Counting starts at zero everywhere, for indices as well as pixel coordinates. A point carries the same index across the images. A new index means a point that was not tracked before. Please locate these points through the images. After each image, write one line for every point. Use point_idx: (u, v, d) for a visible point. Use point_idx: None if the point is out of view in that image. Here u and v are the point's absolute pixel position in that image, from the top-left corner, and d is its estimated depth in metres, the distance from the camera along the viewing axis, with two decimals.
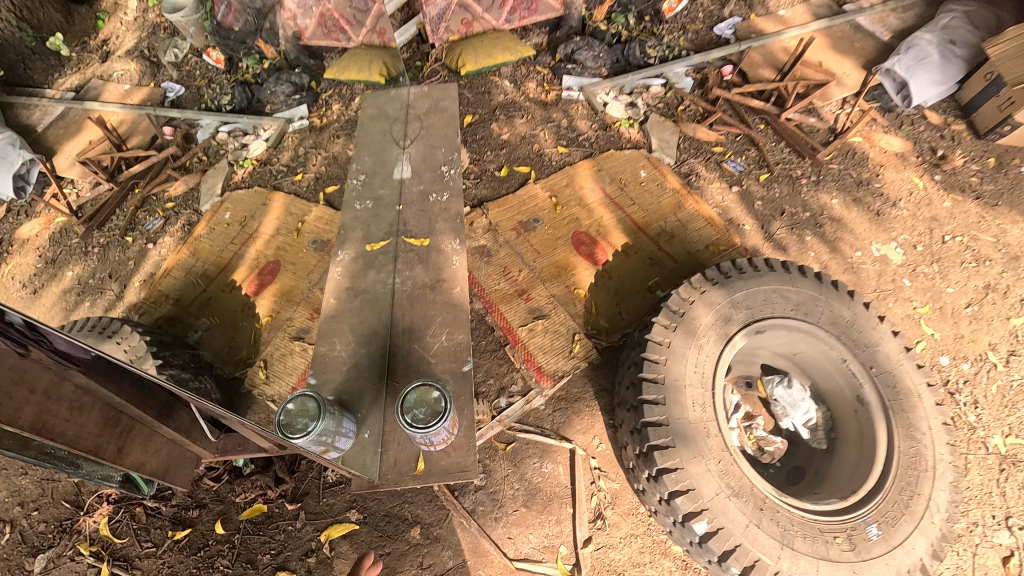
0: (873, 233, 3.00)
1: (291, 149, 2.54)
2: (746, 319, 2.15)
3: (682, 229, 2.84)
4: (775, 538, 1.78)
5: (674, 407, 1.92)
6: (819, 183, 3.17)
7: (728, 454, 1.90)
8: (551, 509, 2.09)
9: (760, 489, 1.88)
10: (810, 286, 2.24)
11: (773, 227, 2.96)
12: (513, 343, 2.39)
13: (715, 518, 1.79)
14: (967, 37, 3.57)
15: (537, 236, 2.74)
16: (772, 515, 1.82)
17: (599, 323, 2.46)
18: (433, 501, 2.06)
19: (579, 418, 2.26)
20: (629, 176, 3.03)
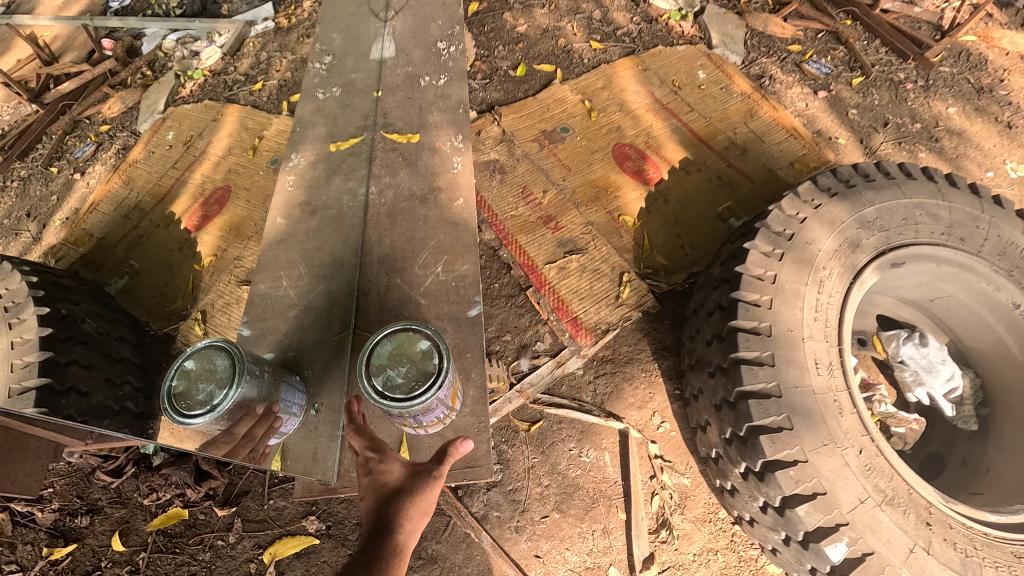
0: (1005, 151, 2.29)
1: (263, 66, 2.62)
2: (879, 246, 1.48)
3: (757, 142, 2.15)
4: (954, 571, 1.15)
5: (789, 370, 1.27)
6: (929, 88, 2.45)
7: (870, 440, 1.26)
8: (595, 514, 1.47)
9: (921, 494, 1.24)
10: (967, 200, 1.55)
11: (875, 141, 2.25)
12: (538, 286, 1.74)
13: (859, 540, 1.15)
14: None
15: (566, 149, 2.06)
16: (945, 534, 1.18)
17: (654, 260, 1.81)
18: (428, 504, 1.46)
19: (631, 387, 1.61)
20: (684, 76, 2.32)
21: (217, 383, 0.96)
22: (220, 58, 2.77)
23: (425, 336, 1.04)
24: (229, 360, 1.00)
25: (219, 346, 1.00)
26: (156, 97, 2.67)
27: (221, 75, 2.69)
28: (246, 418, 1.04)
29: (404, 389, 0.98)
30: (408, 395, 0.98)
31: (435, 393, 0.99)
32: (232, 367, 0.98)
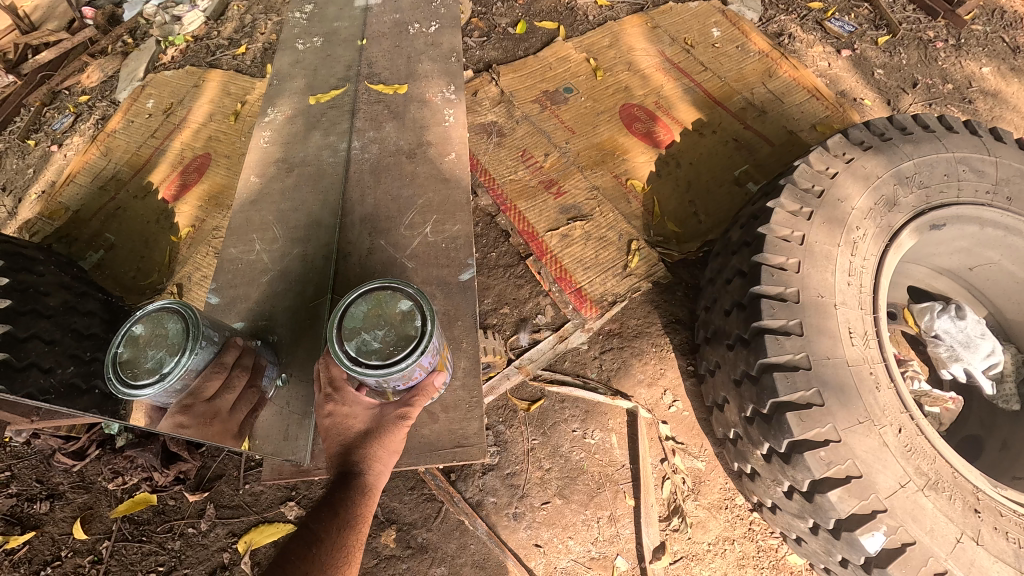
0: None
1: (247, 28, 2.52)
2: (917, 205, 1.33)
3: (777, 102, 1.99)
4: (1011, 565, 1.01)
5: (819, 340, 1.13)
6: (961, 47, 2.27)
7: (911, 418, 1.12)
8: (601, 501, 1.34)
9: (970, 479, 1.09)
10: (1015, 156, 1.39)
11: (905, 102, 2.08)
12: (539, 256, 1.60)
13: (901, 530, 1.01)
14: None
15: (569, 110, 1.90)
16: (996, 522, 1.05)
17: (665, 228, 1.66)
18: (419, 489, 1.34)
19: (640, 364, 1.48)
20: (698, 34, 2.16)
21: (167, 350, 0.81)
22: (203, 23, 2.61)
23: (406, 296, 0.90)
24: (183, 325, 0.85)
25: (173, 308, 0.85)
26: (137, 64, 2.54)
27: (204, 40, 2.54)
28: (219, 382, 0.93)
29: (382, 355, 0.84)
30: (385, 361, 0.83)
31: (416, 358, 0.85)
32: (186, 334, 0.84)
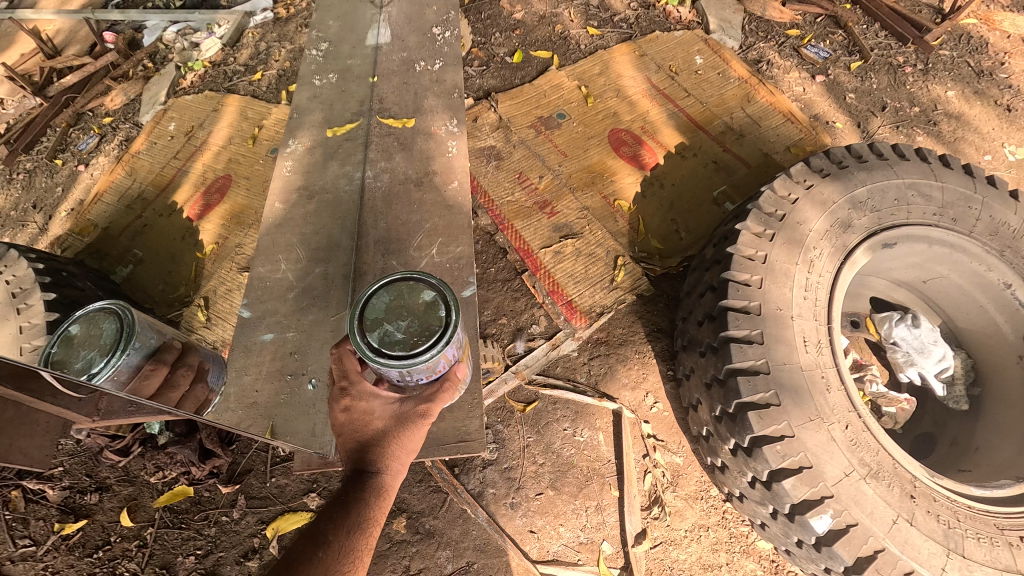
0: (1005, 134, 2.27)
1: (264, 54, 2.67)
2: (870, 227, 1.49)
3: (753, 125, 2.15)
4: (939, 542, 1.17)
5: (777, 348, 1.29)
6: (928, 71, 2.44)
7: (858, 416, 1.27)
8: (589, 493, 1.50)
9: (909, 469, 1.25)
10: (959, 182, 1.55)
11: (874, 124, 2.24)
12: (534, 271, 1.76)
13: (845, 512, 1.17)
14: None
15: (562, 135, 2.07)
16: (930, 505, 1.21)
17: (649, 244, 1.82)
18: (425, 482, 1.50)
19: (624, 369, 1.64)
20: (682, 62, 2.32)
21: (97, 349, 0.85)
22: (220, 49, 2.79)
23: (429, 287, 0.92)
24: (117, 326, 0.90)
25: (110, 310, 0.91)
26: (158, 88, 2.71)
27: (221, 66, 2.71)
28: (158, 372, 0.96)
29: (406, 343, 0.86)
30: (411, 352, 0.86)
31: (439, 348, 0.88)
32: (118, 333, 0.87)
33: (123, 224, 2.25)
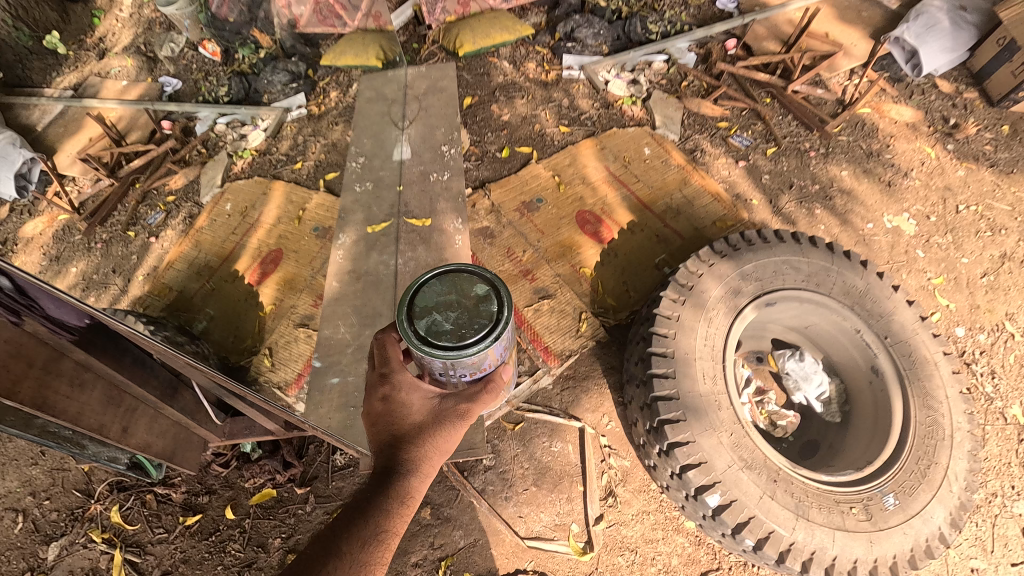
0: (885, 205, 2.93)
1: (302, 146, 3.32)
2: (756, 291, 2.11)
3: (688, 205, 2.79)
4: (790, 510, 1.75)
5: (685, 380, 1.89)
6: (828, 155, 3.11)
7: (740, 426, 1.87)
8: (562, 488, 2.07)
9: (775, 461, 1.84)
10: (821, 257, 2.18)
11: (782, 200, 2.90)
12: (519, 324, 2.36)
13: (728, 491, 1.76)
14: (980, 2, 3.56)
15: (540, 216, 2.70)
16: (787, 485, 1.80)
17: (606, 301, 2.43)
18: (442, 482, 2.06)
19: (587, 397, 2.23)
20: (634, 153, 2.97)
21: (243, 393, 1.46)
22: (263, 139, 3.43)
23: (481, 296, 1.29)
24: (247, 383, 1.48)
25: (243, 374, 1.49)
26: (213, 173, 3.26)
27: (266, 155, 3.36)
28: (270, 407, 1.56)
29: (454, 335, 1.23)
30: (460, 344, 1.23)
31: (486, 343, 1.24)
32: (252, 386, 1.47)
33: (194, 287, 2.75)
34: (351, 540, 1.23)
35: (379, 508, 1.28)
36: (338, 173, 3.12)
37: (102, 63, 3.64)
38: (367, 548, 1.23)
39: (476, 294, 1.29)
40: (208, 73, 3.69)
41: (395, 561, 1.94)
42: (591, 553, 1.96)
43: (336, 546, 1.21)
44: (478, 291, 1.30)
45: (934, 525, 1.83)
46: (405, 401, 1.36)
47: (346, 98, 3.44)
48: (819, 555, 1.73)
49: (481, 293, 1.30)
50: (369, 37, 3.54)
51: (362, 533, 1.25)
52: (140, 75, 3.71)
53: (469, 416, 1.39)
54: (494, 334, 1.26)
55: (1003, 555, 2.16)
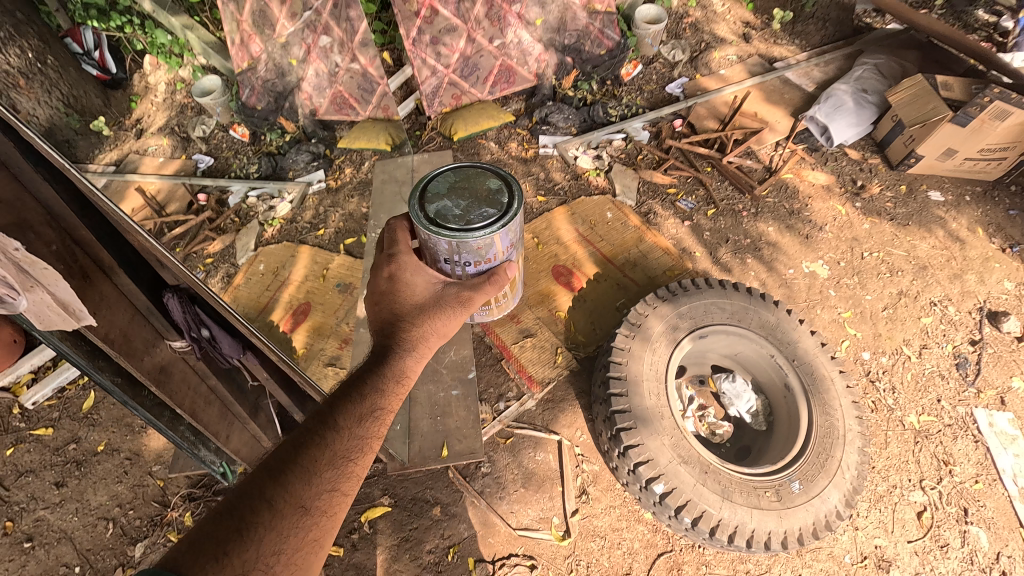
0: (803, 254, 3.62)
1: (322, 215, 3.92)
2: (691, 326, 2.72)
3: (643, 258, 3.43)
4: (718, 493, 2.30)
5: (635, 396, 2.47)
6: (757, 214, 3.80)
7: (679, 431, 2.44)
8: (545, 488, 2.59)
9: (705, 457, 2.41)
10: (741, 298, 2.81)
11: (720, 252, 3.56)
12: (508, 358, 2.94)
13: (670, 480, 2.31)
14: (878, 86, 4.35)
15: (523, 270, 3.32)
16: (715, 475, 2.35)
17: (577, 338, 3.02)
18: (449, 486, 2.57)
19: (564, 415, 2.78)
20: (598, 217, 3.64)
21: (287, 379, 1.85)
22: (290, 209, 3.95)
23: (493, 186, 1.71)
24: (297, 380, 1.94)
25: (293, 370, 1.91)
26: (247, 239, 3.81)
27: (292, 223, 3.89)
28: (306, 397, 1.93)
29: (460, 218, 1.61)
30: (464, 226, 1.60)
31: (485, 229, 1.61)
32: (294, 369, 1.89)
33: None
34: (349, 413, 1.43)
35: (376, 388, 1.52)
36: (357, 238, 3.73)
37: (142, 143, 4.41)
38: (365, 422, 1.44)
39: (481, 192, 1.68)
40: (239, 152, 4.34)
41: (413, 549, 2.42)
42: (569, 539, 2.46)
43: (334, 415, 1.41)
44: (484, 192, 1.69)
45: (831, 504, 2.37)
46: (412, 281, 1.76)
47: (360, 173, 4.11)
48: (741, 528, 2.26)
49: (486, 191, 1.69)
50: (380, 125, 4.33)
51: (360, 408, 1.46)
52: (177, 154, 4.36)
53: (469, 303, 1.78)
54: (491, 224, 1.62)
55: (902, 534, 2.68)
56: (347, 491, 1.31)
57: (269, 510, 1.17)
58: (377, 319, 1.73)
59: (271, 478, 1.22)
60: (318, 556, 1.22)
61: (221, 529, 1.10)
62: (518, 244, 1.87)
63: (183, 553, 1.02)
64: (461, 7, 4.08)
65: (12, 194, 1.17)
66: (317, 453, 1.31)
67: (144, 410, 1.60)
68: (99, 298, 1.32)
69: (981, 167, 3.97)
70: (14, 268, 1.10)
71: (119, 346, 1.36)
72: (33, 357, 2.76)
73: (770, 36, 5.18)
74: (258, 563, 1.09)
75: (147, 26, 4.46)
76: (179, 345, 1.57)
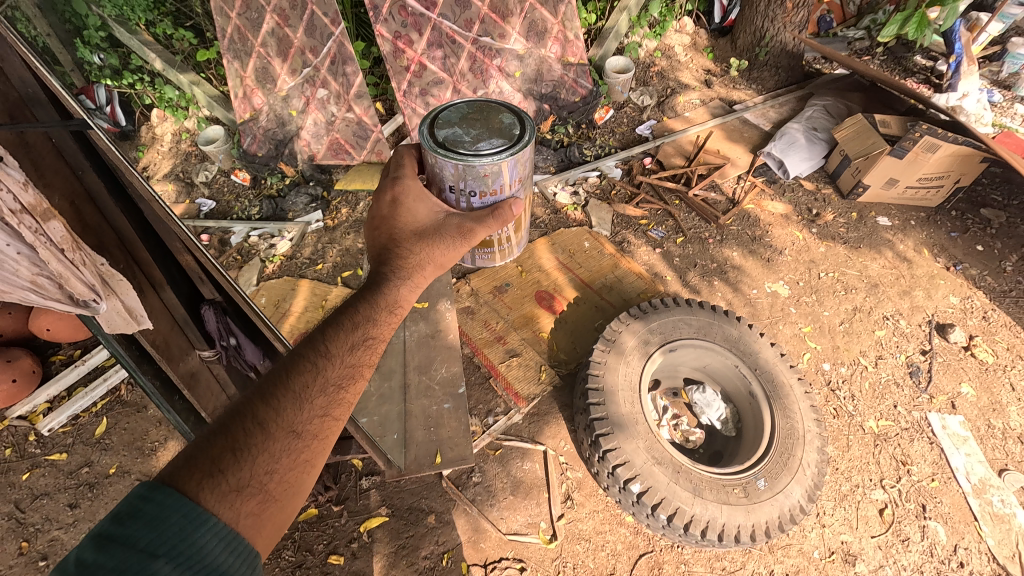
0: (765, 276, 3.95)
1: (321, 251, 4.19)
2: (661, 341, 2.99)
3: (618, 282, 3.73)
4: (689, 490, 2.54)
5: (611, 404, 2.73)
6: (722, 241, 4.15)
7: (652, 435, 2.70)
8: (532, 495, 2.78)
9: (677, 458, 2.65)
10: (706, 314, 3.10)
11: (689, 275, 3.89)
12: (496, 376, 3.18)
13: (645, 479, 2.54)
14: (827, 124, 4.80)
15: (509, 296, 3.58)
16: (686, 475, 2.59)
17: (559, 356, 3.28)
18: (443, 495, 2.76)
19: (548, 427, 3.02)
20: (577, 246, 3.95)
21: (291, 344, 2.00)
22: (289, 246, 4.20)
23: (506, 121, 1.88)
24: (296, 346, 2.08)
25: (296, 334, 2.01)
26: (249, 275, 4.04)
27: (292, 260, 4.15)
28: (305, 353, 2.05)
29: (469, 143, 1.76)
30: (472, 151, 1.75)
31: (493, 154, 1.76)
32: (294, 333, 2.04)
33: None
34: (340, 343, 1.53)
35: (367, 319, 1.61)
36: (352, 271, 4.04)
37: None
38: (356, 351, 1.55)
39: (492, 124, 1.85)
40: (240, 195, 4.61)
41: (409, 555, 2.59)
42: (556, 542, 2.63)
43: (325, 345, 1.51)
44: (495, 124, 1.85)
45: (794, 499, 2.59)
46: (414, 207, 1.86)
47: (355, 213, 4.41)
48: (712, 523, 2.48)
49: (496, 124, 1.85)
50: (374, 168, 4.68)
51: (350, 339, 1.55)
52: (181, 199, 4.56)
53: (469, 234, 1.87)
54: (499, 150, 1.77)
55: (865, 530, 2.88)
56: (338, 416, 1.43)
57: (261, 433, 1.27)
58: (376, 244, 1.83)
59: (262, 403, 1.33)
60: (310, 474, 1.34)
61: (216, 448, 1.20)
62: (525, 182, 2.01)
63: (179, 470, 1.14)
64: (447, 62, 4.52)
65: (97, 224, 1.70)
66: (307, 380, 1.42)
67: (176, 411, 2.08)
68: (151, 306, 1.90)
69: (922, 196, 4.38)
70: (100, 279, 1.63)
71: (160, 349, 1.91)
72: (50, 387, 3.13)
73: (730, 82, 5.69)
74: (253, 479, 1.20)
75: (156, 83, 4.69)
76: (207, 353, 2.12)
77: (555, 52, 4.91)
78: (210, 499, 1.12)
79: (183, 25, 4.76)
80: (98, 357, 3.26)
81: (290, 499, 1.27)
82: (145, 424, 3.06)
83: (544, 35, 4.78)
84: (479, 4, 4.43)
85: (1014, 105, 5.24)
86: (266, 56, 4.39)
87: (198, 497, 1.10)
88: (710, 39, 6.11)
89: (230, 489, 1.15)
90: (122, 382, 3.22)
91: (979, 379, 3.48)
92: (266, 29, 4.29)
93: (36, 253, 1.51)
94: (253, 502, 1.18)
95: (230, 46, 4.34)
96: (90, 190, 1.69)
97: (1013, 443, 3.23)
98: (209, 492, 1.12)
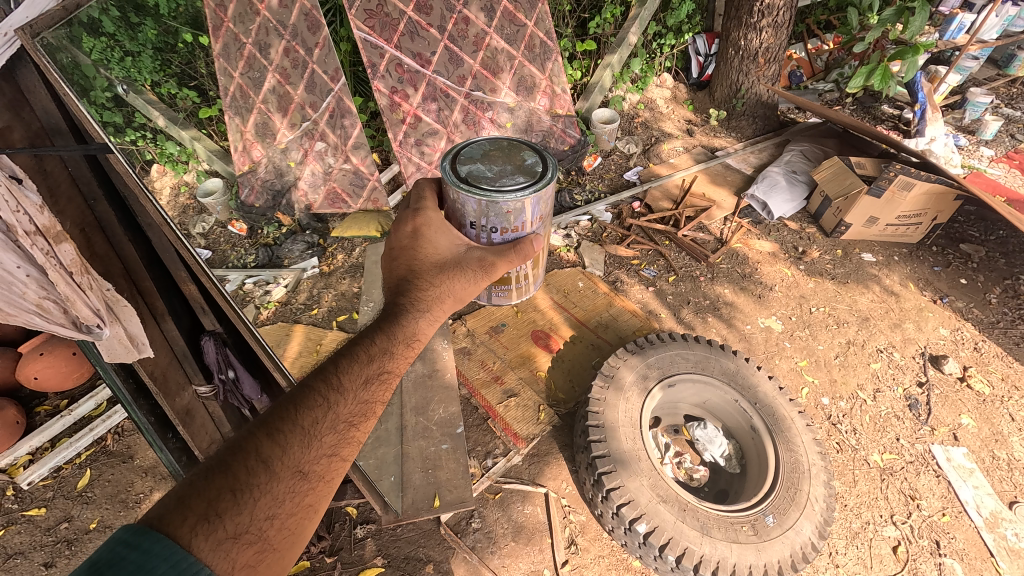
0: (758, 311, 4.02)
1: (316, 297, 4.20)
2: (660, 376, 2.99)
3: (613, 320, 3.75)
4: (698, 529, 2.46)
5: (612, 440, 2.69)
6: (714, 278, 4.23)
7: (655, 471, 2.65)
8: (534, 540, 2.68)
9: (683, 496, 2.59)
10: (703, 348, 3.10)
11: (683, 312, 3.96)
12: (494, 417, 3.15)
13: (652, 518, 2.47)
14: (805, 168, 5.01)
15: (504, 336, 3.58)
16: (694, 513, 2.52)
17: (557, 396, 3.26)
18: (441, 543, 2.66)
19: (549, 468, 2.96)
20: (571, 286, 3.99)
21: None
22: (284, 292, 4.21)
23: (533, 160, 1.86)
24: None
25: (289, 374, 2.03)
26: None
27: (288, 305, 4.14)
28: None
29: (491, 180, 1.75)
30: (495, 186, 1.73)
31: (515, 191, 1.74)
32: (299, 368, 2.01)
33: None
34: (353, 378, 1.52)
35: (383, 352, 1.62)
36: (348, 315, 4.05)
37: None
38: (369, 385, 1.55)
39: (515, 162, 1.84)
40: (236, 245, 4.65)
41: None
42: None
43: (337, 379, 1.50)
44: (517, 161, 1.85)
45: (806, 536, 2.52)
46: (436, 239, 1.85)
47: (351, 258, 4.47)
48: (723, 563, 2.39)
49: (518, 161, 1.84)
50: (371, 216, 4.78)
51: (364, 373, 1.55)
52: None
53: (490, 269, 1.85)
54: (522, 187, 1.75)
55: (880, 569, 2.78)
56: (345, 456, 1.41)
57: (265, 473, 1.24)
58: (394, 274, 1.85)
59: (267, 439, 1.30)
60: (311, 520, 1.30)
61: (214, 489, 1.15)
62: (546, 220, 1.98)
63: (172, 512, 1.07)
64: (441, 114, 4.74)
65: (104, 251, 1.73)
66: (317, 417, 1.40)
67: (169, 451, 2.10)
68: (154, 336, 1.94)
69: (902, 233, 4.52)
70: (104, 304, 1.65)
71: (158, 382, 1.94)
72: (33, 438, 3.03)
73: (710, 131, 5.96)
74: (251, 526, 1.15)
75: (159, 139, 4.75)
76: (203, 388, 2.13)
77: (544, 105, 5.17)
78: (204, 546, 1.05)
79: (186, 84, 4.97)
80: (85, 407, 3.19)
81: (287, 550, 1.21)
82: (130, 475, 2.96)
83: (533, 89, 5.05)
84: (471, 62, 4.70)
85: (979, 148, 5.52)
86: (266, 111, 4.56)
87: (191, 544, 1.03)
88: (689, 92, 6.44)
89: (226, 536, 1.09)
90: (109, 432, 3.14)
91: (978, 411, 3.46)
92: (268, 86, 4.47)
93: (46, 275, 1.54)
94: (251, 551, 1.13)
95: (232, 103, 4.49)
96: (100, 219, 1.73)
97: (1019, 474, 3.18)
98: (202, 539, 1.06)
